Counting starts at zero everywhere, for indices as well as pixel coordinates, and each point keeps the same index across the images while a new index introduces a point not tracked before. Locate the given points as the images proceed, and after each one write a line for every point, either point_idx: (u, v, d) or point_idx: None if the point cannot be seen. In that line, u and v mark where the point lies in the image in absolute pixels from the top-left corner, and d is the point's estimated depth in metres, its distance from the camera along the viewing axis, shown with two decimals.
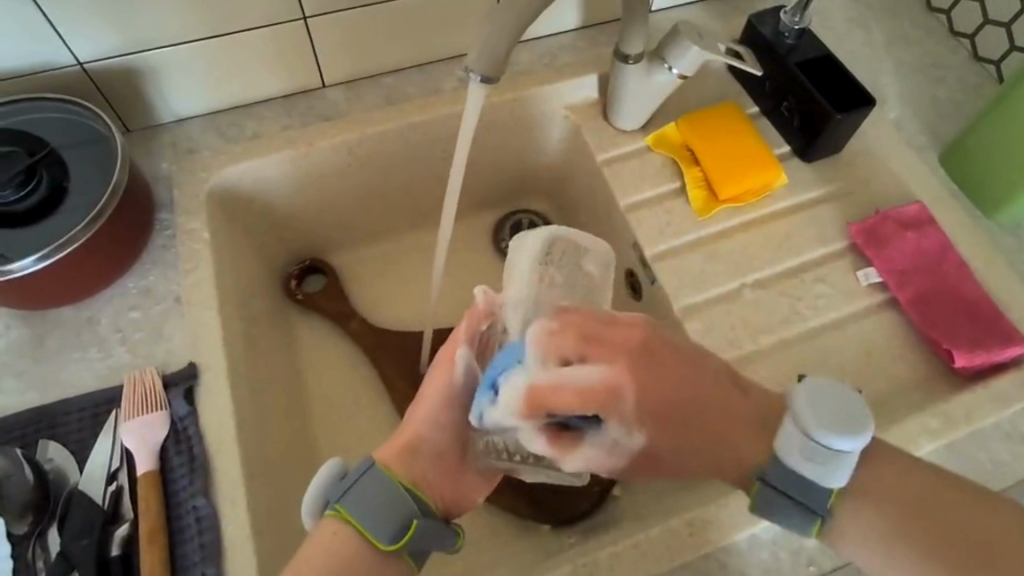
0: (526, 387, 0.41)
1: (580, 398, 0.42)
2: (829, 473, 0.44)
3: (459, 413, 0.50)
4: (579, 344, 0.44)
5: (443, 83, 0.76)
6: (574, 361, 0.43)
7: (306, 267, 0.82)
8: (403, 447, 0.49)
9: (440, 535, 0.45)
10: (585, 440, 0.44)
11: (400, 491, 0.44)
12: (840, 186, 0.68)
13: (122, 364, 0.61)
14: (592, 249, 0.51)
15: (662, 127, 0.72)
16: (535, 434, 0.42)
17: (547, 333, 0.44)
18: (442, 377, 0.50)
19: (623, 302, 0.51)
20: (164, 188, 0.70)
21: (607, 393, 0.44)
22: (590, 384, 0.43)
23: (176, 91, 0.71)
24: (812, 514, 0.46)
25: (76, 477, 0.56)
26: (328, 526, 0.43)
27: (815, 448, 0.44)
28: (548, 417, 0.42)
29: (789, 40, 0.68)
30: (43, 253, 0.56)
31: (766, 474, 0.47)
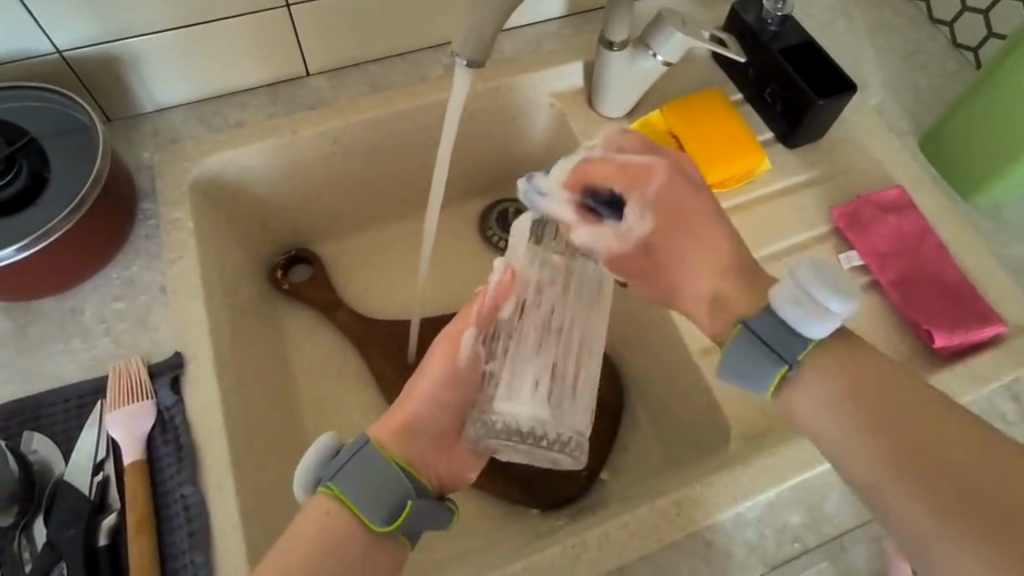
0: (569, 174, 0.57)
1: (617, 179, 0.56)
2: (809, 322, 0.43)
3: (458, 395, 0.52)
4: (592, 183, 0.57)
5: (428, 71, 0.76)
6: (604, 186, 0.57)
7: (292, 257, 0.82)
8: (401, 426, 0.50)
9: (433, 513, 0.45)
10: (603, 219, 0.57)
11: (393, 471, 0.44)
12: (823, 172, 0.69)
13: (107, 355, 0.61)
14: (624, 153, 0.56)
15: (647, 114, 0.72)
16: (568, 205, 0.57)
17: (619, 134, 0.57)
18: (443, 357, 0.52)
19: (645, 203, 0.55)
20: (146, 177, 0.69)
21: (637, 175, 0.56)
22: (618, 177, 0.56)
23: (157, 80, 0.70)
24: (779, 360, 0.44)
25: (62, 469, 0.56)
26: (319, 505, 0.43)
27: (805, 295, 0.43)
28: (585, 191, 0.57)
29: (772, 27, 0.68)
30: (23, 243, 0.56)
31: (749, 321, 0.46)
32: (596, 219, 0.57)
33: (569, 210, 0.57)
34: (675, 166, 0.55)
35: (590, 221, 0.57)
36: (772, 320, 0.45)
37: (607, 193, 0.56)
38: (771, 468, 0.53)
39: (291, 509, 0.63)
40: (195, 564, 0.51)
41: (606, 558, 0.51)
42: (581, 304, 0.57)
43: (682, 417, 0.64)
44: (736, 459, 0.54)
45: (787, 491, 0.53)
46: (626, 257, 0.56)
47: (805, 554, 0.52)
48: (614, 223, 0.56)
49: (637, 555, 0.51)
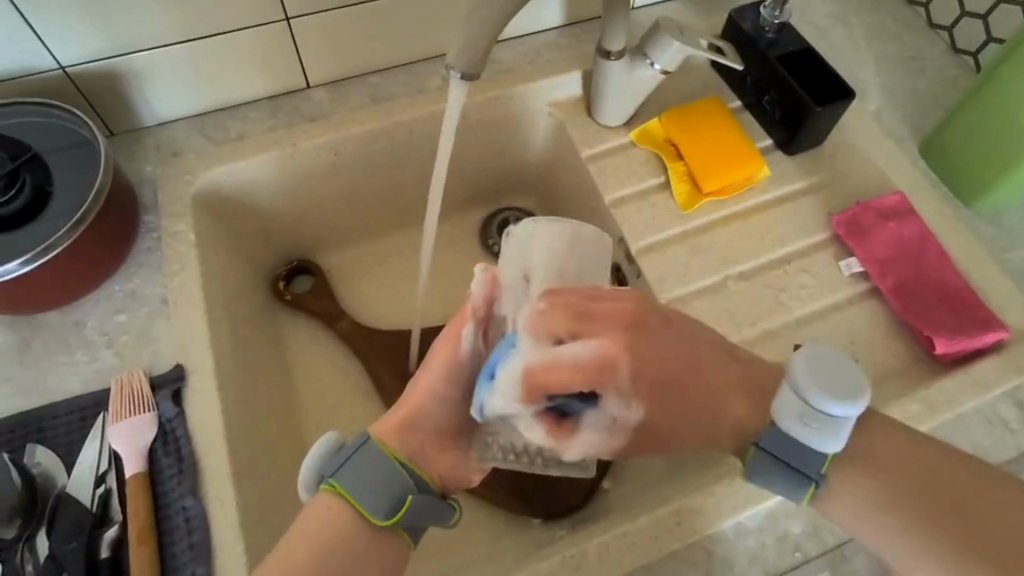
0: (525, 369, 0.44)
1: (578, 372, 0.45)
2: (820, 438, 0.44)
3: (459, 391, 0.52)
4: (551, 390, 0.44)
5: (427, 82, 0.77)
6: (561, 391, 0.44)
7: (294, 268, 0.82)
8: (404, 419, 0.50)
9: (435, 509, 0.45)
10: (584, 416, 0.47)
11: (394, 467, 0.44)
12: (821, 179, 0.69)
13: (109, 367, 0.61)
14: (564, 342, 0.46)
15: (646, 123, 0.73)
16: (534, 421, 0.45)
17: (545, 311, 0.47)
18: (443, 357, 0.52)
19: (623, 392, 0.47)
20: (148, 191, 0.70)
21: (601, 369, 0.46)
22: (574, 378, 0.45)
23: (159, 94, 0.71)
24: (808, 481, 0.45)
25: (64, 480, 0.56)
26: (322, 501, 0.44)
27: (812, 411, 0.44)
28: (548, 399, 0.44)
29: (770, 34, 0.68)
30: (26, 258, 0.56)
31: (761, 440, 0.46)
32: (571, 428, 0.47)
33: (539, 428, 0.46)
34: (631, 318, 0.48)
35: (569, 435, 0.47)
36: (779, 434, 0.45)
37: (580, 391, 0.45)
38: None
39: (293, 520, 0.63)
40: None
41: (607, 569, 0.50)
42: (560, 440, 0.46)
43: None
44: (737, 469, 0.54)
45: (788, 500, 0.53)
46: (610, 433, 0.48)
47: (807, 564, 0.51)
48: (589, 415, 0.47)
49: (636, 566, 0.51)
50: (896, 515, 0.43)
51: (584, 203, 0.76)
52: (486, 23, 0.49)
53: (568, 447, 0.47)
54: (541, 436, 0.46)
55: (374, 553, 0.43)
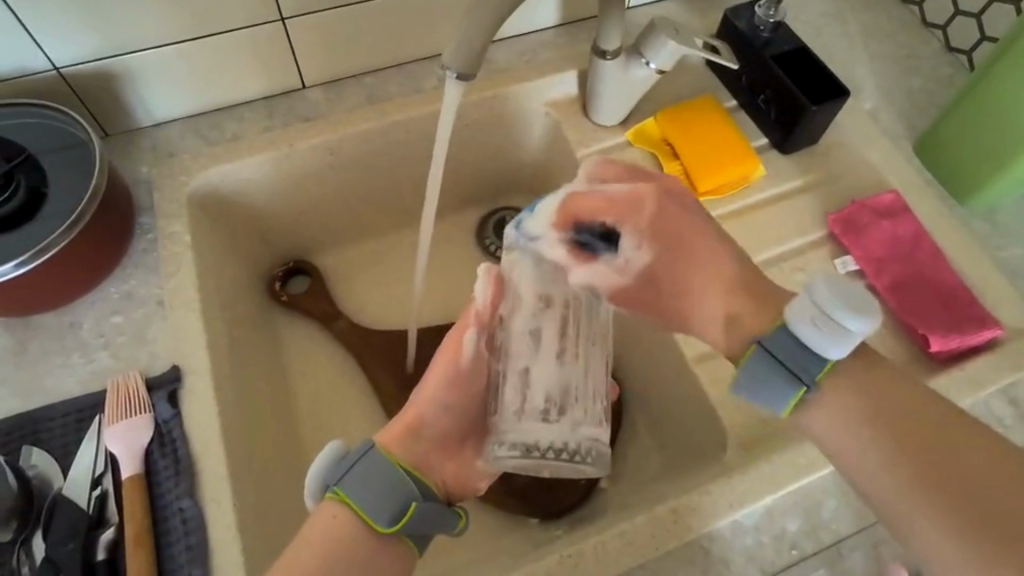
0: (562, 201, 0.53)
1: (608, 203, 0.53)
2: (829, 342, 0.42)
3: (463, 396, 0.52)
4: (580, 216, 0.53)
5: (423, 82, 0.76)
6: (589, 216, 0.53)
7: (290, 269, 0.82)
8: (406, 429, 0.49)
9: (441, 516, 0.45)
10: (599, 257, 0.53)
11: (398, 474, 0.44)
12: (817, 177, 0.69)
13: (105, 368, 0.61)
14: (606, 181, 0.54)
15: (641, 122, 0.73)
16: (558, 246, 0.52)
17: (598, 165, 0.55)
18: (444, 364, 0.52)
19: (638, 233, 0.52)
20: (144, 192, 0.70)
21: (627, 202, 0.53)
22: (605, 207, 0.53)
23: (155, 94, 0.71)
24: (798, 382, 0.43)
25: (61, 483, 0.56)
26: (327, 510, 0.44)
27: (826, 317, 0.42)
28: (574, 228, 0.53)
29: (765, 34, 0.68)
30: (21, 260, 0.56)
31: (764, 341, 0.45)
32: (590, 254, 0.52)
33: (562, 248, 0.52)
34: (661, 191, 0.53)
35: (585, 258, 0.52)
36: (787, 336, 0.44)
37: (595, 226, 0.53)
38: (768, 476, 0.53)
39: (290, 521, 0.63)
40: None
41: (605, 567, 0.50)
42: (576, 262, 0.52)
43: (681, 424, 0.64)
44: (733, 466, 0.54)
45: (785, 497, 0.53)
46: (620, 279, 0.53)
47: (804, 561, 0.51)
48: (608, 257, 0.53)
49: (634, 564, 0.51)
50: (879, 459, 0.41)
51: None
52: (480, 24, 0.49)
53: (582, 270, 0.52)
54: (562, 255, 0.52)
55: (373, 553, 0.43)
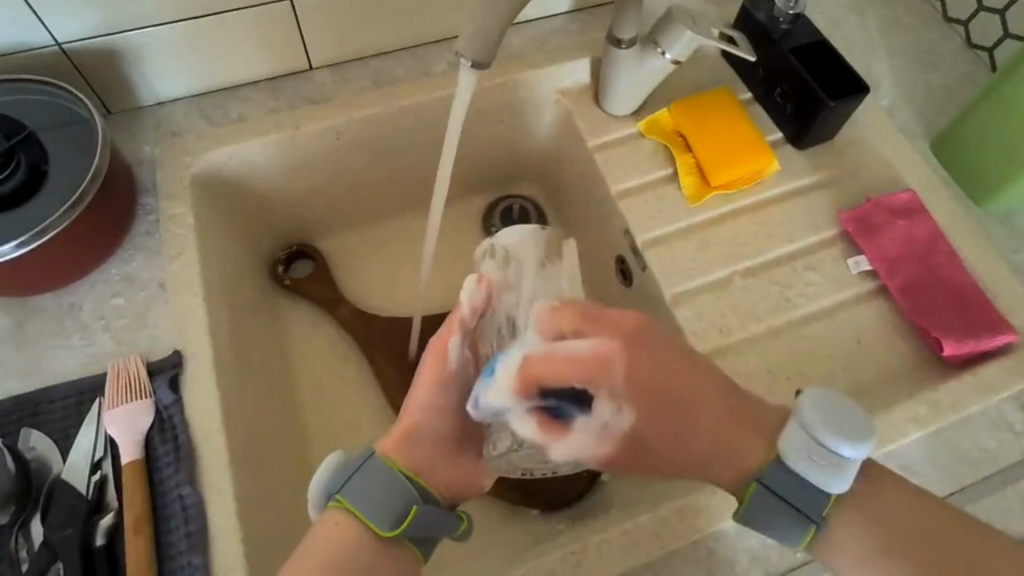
0: (521, 359, 0.48)
1: (574, 363, 0.49)
2: (828, 477, 0.44)
3: (457, 399, 0.50)
4: (545, 383, 0.48)
5: (432, 66, 0.75)
6: (554, 385, 0.48)
7: (293, 252, 0.81)
8: (402, 436, 0.48)
9: (443, 519, 0.44)
10: (574, 424, 0.50)
11: (399, 479, 0.44)
12: (832, 173, 0.68)
13: (106, 351, 0.60)
14: (566, 339, 0.50)
15: (654, 113, 0.71)
16: (524, 419, 0.49)
17: (550, 315, 0.51)
18: (433, 373, 0.50)
19: (615, 395, 0.50)
20: (147, 171, 0.69)
21: (597, 365, 0.50)
22: (571, 370, 0.49)
23: (158, 73, 0.69)
24: (806, 520, 0.44)
25: (59, 467, 0.55)
26: (330, 518, 0.43)
27: (821, 449, 0.44)
28: (540, 393, 0.48)
29: (784, 25, 0.67)
30: (22, 240, 0.55)
31: (764, 477, 0.46)
32: (561, 427, 0.50)
33: (529, 423, 0.49)
34: (626, 342, 0.50)
35: (559, 434, 0.50)
36: (786, 472, 0.45)
37: (571, 389, 0.49)
38: None
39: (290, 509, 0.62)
40: (192, 566, 0.51)
41: (607, 566, 0.50)
42: (549, 438, 0.50)
43: None
44: None
45: None
46: (598, 439, 0.50)
47: (809, 564, 0.51)
48: (580, 417, 0.50)
49: (638, 564, 0.50)
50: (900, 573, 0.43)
51: (589, 194, 0.75)
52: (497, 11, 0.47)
53: (558, 441, 0.50)
54: (530, 430, 0.49)
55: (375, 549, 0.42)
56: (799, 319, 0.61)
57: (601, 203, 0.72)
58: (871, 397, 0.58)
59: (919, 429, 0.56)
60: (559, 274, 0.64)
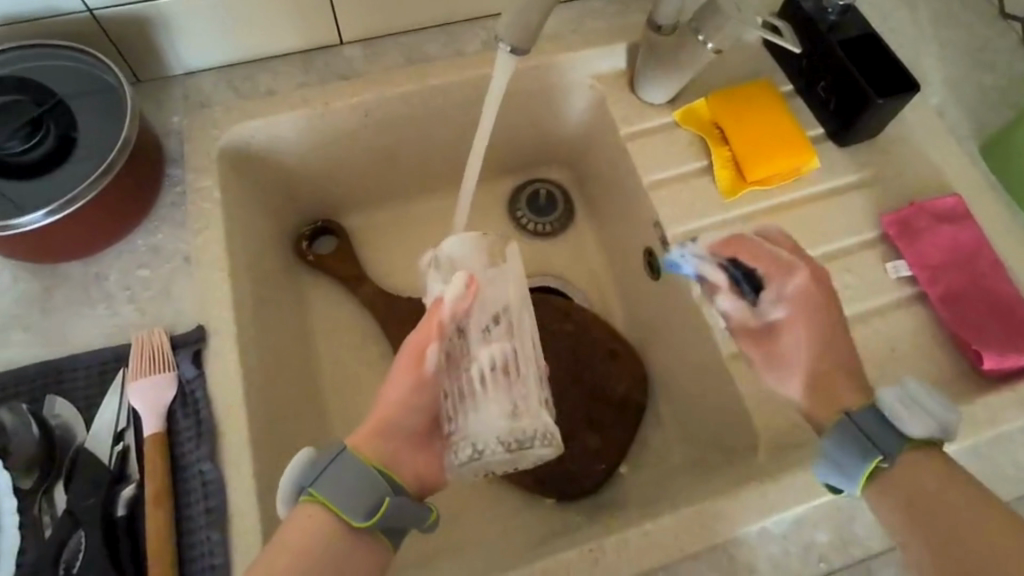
0: (733, 237, 0.52)
1: (770, 259, 0.51)
2: (917, 424, 0.42)
3: (428, 396, 0.46)
4: (738, 256, 0.52)
5: (465, 46, 0.73)
6: (745, 261, 0.51)
7: (317, 229, 0.81)
8: (373, 429, 0.45)
9: (414, 512, 0.43)
10: (733, 288, 0.52)
11: (372, 473, 0.41)
12: (874, 173, 0.65)
13: (130, 322, 0.61)
14: (775, 243, 0.52)
15: (690, 103, 0.69)
16: (715, 271, 0.52)
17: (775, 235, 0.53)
18: (407, 368, 0.46)
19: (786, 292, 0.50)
20: (174, 142, 0.68)
21: (787, 265, 0.50)
22: (767, 262, 0.51)
23: (188, 43, 0.69)
24: (874, 451, 0.42)
25: (83, 436, 0.55)
26: (303, 512, 0.41)
27: (915, 402, 0.44)
28: (731, 263, 0.52)
29: (832, 16, 0.64)
30: (51, 208, 0.55)
31: (854, 412, 0.44)
32: (736, 293, 0.52)
33: (721, 272, 0.52)
34: (815, 276, 0.49)
35: (736, 293, 0.52)
36: (876, 413, 0.44)
37: (749, 275, 0.51)
38: (801, 484, 0.51)
39: None
40: (210, 541, 0.51)
41: (625, 566, 0.49)
42: (723, 292, 0.52)
43: (711, 422, 0.62)
44: (765, 472, 0.52)
45: (817, 507, 0.52)
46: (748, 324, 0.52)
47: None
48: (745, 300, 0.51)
49: (657, 565, 0.50)
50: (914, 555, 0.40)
51: (619, 182, 0.73)
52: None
53: (723, 295, 0.52)
54: (720, 279, 0.52)
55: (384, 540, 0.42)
56: None
57: (632, 193, 0.70)
58: None
59: (953, 443, 0.54)
60: (518, 278, 0.48)
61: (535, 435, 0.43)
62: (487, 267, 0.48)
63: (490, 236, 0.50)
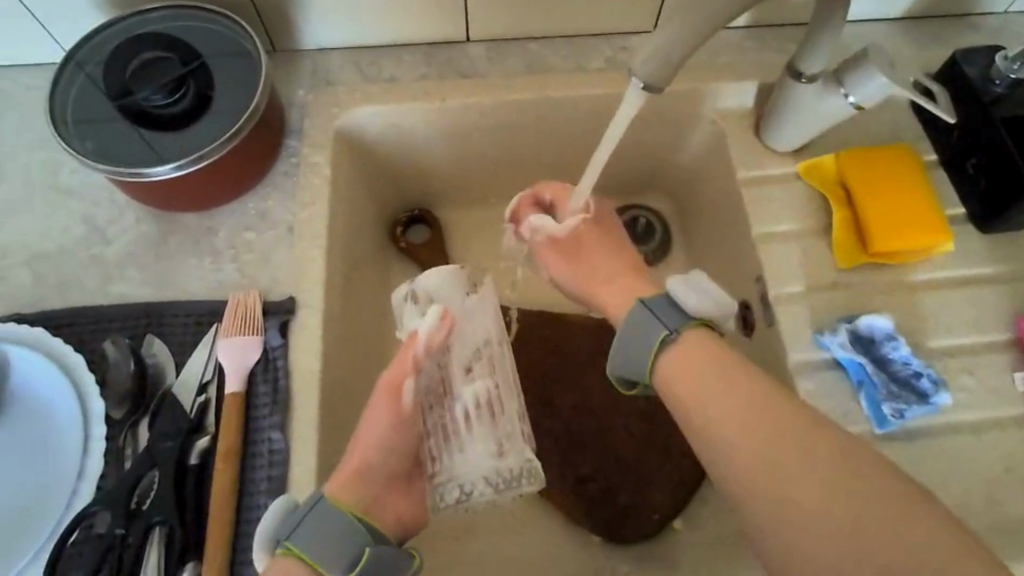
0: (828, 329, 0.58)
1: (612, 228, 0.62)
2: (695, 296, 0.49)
3: (410, 437, 0.50)
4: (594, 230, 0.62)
5: (589, 62, 0.73)
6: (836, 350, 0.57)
7: (413, 217, 0.82)
8: (353, 472, 0.49)
9: (395, 561, 0.45)
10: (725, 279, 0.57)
11: (348, 523, 0.44)
12: (1014, 270, 0.60)
13: (230, 281, 0.64)
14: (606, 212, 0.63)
15: (818, 157, 0.65)
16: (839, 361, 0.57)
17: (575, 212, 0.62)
18: (387, 409, 0.50)
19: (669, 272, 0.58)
20: (296, 115, 0.71)
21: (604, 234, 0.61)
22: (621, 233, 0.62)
23: (323, 21, 0.71)
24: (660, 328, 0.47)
25: (172, 379, 0.59)
26: (278, 566, 0.43)
27: (694, 284, 0.51)
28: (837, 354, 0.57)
29: (999, 89, 0.60)
30: (179, 164, 0.59)
31: (646, 301, 0.49)
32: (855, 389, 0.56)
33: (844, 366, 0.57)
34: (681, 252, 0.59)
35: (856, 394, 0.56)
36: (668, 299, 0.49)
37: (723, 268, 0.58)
38: None
39: None
40: (268, 509, 0.54)
41: None
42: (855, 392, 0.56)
43: None
44: None
45: None
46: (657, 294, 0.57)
47: None
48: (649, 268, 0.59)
49: None
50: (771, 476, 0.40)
51: (723, 225, 0.70)
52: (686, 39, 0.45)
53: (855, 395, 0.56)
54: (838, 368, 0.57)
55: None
56: (940, 425, 0.55)
57: (736, 240, 0.67)
58: (1005, 536, 0.52)
59: None
60: (493, 316, 0.53)
61: (518, 470, 0.47)
62: (465, 300, 0.52)
63: (465, 274, 0.53)
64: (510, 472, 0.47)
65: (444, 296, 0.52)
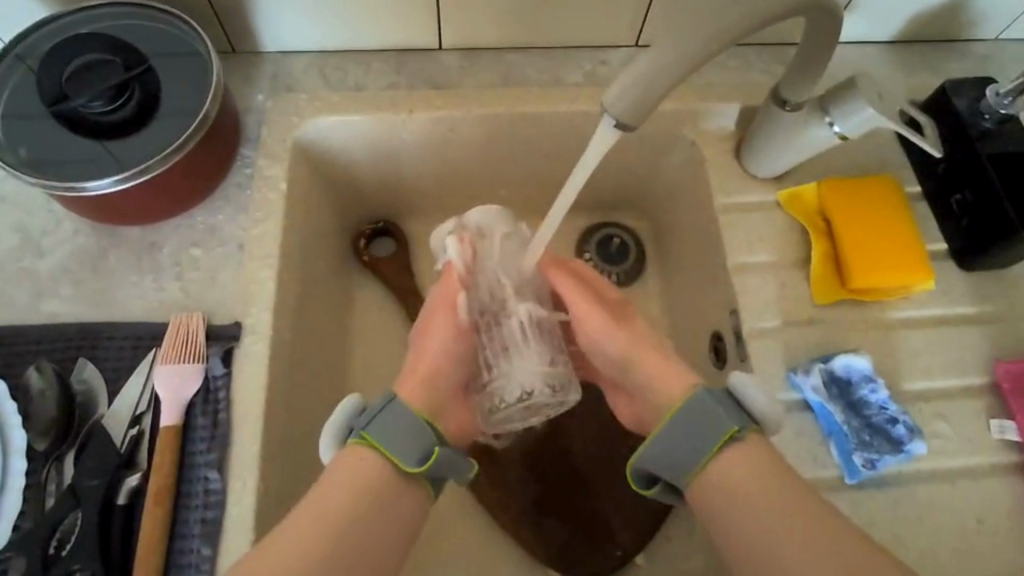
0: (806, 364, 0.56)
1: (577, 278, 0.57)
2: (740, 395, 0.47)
3: (468, 351, 0.52)
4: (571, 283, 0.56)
5: (566, 76, 0.70)
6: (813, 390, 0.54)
7: (378, 229, 0.78)
8: (423, 376, 0.51)
9: (456, 463, 0.48)
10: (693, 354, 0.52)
11: (420, 422, 0.46)
12: (993, 310, 0.58)
13: (173, 300, 0.60)
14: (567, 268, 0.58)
15: (799, 186, 0.62)
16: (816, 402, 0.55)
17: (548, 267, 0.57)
18: (448, 322, 0.52)
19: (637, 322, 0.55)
20: (254, 122, 0.67)
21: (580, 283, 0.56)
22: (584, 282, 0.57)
23: (285, 24, 0.67)
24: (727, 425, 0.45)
25: (103, 410, 0.54)
26: (355, 454, 0.45)
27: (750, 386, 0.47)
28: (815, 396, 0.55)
29: (987, 123, 0.58)
30: (120, 177, 0.54)
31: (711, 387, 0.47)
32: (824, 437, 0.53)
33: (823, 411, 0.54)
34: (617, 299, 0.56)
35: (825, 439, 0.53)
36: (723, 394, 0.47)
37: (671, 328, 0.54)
38: None
39: None
40: (200, 555, 0.50)
41: None
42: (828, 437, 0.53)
43: None
44: None
45: None
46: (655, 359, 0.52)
47: None
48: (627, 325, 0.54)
49: None
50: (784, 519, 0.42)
51: (699, 251, 0.67)
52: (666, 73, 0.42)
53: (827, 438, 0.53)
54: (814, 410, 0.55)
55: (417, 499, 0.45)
56: (917, 473, 0.53)
57: (712, 268, 0.64)
58: None
59: None
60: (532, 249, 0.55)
61: (567, 379, 0.51)
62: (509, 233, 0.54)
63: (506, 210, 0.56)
64: (557, 387, 0.51)
65: (489, 228, 0.54)
